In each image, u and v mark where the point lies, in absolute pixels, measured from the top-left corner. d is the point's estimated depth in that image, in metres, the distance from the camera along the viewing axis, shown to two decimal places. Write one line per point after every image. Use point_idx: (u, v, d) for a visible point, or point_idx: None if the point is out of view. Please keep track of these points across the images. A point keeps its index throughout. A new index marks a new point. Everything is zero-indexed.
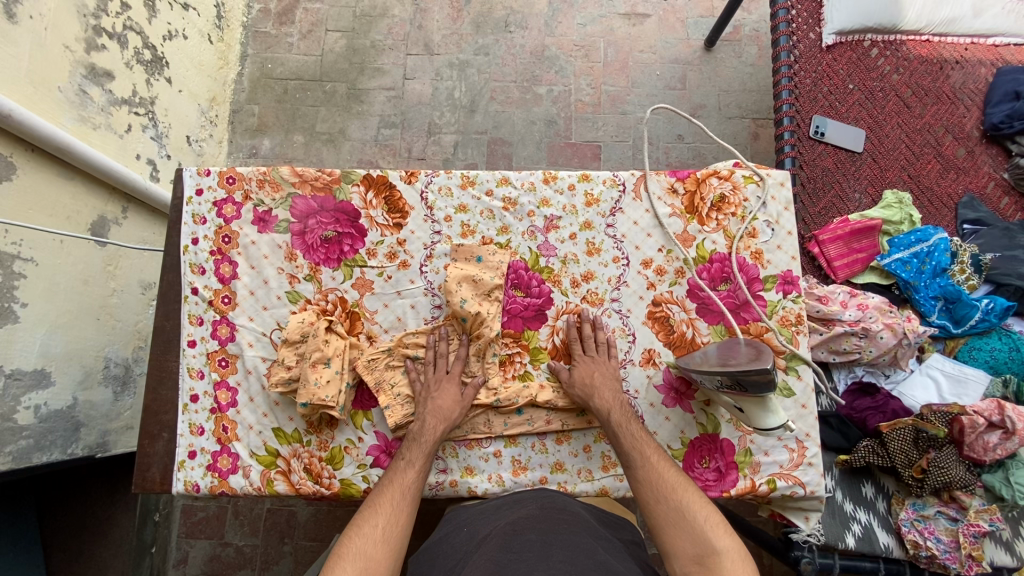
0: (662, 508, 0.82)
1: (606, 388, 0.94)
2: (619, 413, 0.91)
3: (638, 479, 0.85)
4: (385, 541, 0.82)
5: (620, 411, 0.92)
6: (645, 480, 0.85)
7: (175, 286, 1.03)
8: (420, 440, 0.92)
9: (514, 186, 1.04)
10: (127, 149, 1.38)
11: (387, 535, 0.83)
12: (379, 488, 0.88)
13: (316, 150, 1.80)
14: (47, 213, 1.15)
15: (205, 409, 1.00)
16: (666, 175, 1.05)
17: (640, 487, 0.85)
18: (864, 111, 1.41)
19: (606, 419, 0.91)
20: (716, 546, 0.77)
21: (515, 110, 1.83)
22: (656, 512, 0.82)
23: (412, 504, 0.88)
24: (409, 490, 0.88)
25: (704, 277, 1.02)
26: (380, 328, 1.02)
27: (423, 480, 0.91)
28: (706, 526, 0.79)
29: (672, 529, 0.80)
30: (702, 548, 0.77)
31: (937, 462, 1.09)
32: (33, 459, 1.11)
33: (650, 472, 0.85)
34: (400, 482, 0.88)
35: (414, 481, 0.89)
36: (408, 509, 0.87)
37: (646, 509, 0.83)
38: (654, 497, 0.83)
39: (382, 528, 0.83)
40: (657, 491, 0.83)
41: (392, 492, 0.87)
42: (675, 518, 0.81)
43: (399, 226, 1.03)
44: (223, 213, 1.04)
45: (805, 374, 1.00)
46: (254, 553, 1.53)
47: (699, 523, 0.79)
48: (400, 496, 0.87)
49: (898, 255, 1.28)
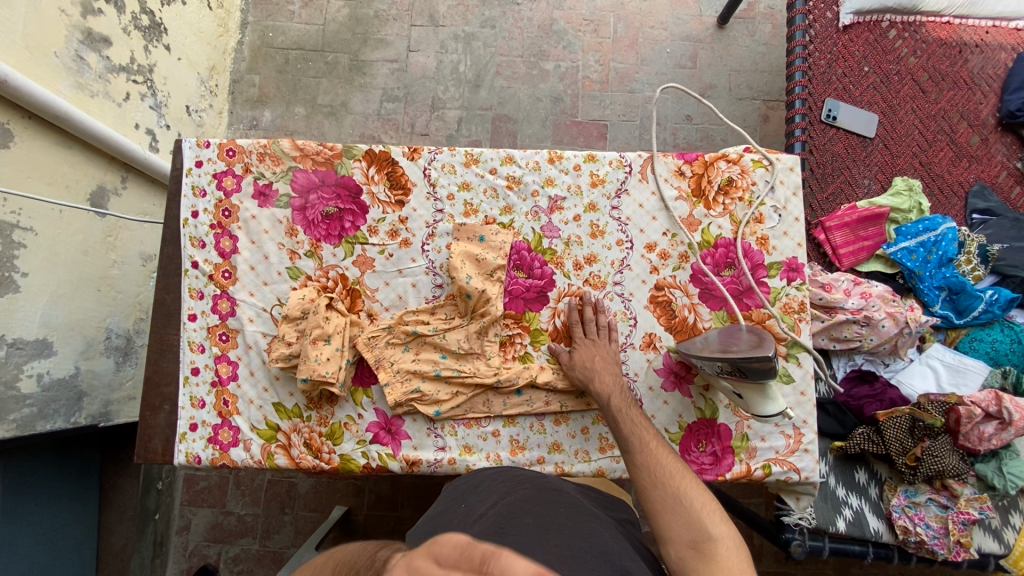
0: (658, 494, 0.80)
1: (607, 372, 0.94)
2: (618, 397, 0.91)
3: (636, 464, 0.84)
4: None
5: (620, 395, 0.91)
6: (642, 465, 0.84)
7: (175, 259, 1.03)
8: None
9: (519, 165, 1.03)
10: (126, 117, 1.35)
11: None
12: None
13: (318, 123, 1.77)
14: (46, 181, 1.14)
15: (206, 382, 1.01)
16: (674, 157, 1.03)
17: (638, 472, 0.83)
18: (878, 95, 1.38)
19: (606, 403, 0.91)
20: (712, 533, 0.75)
21: (521, 86, 1.79)
22: (652, 498, 0.80)
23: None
24: None
25: (709, 262, 1.01)
26: (381, 306, 1.01)
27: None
28: (703, 512, 0.77)
29: (668, 514, 0.78)
30: (698, 534, 0.75)
31: (931, 451, 1.11)
32: (37, 427, 1.13)
33: (649, 458, 0.84)
34: None
35: None
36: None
37: (642, 493, 0.82)
38: (652, 481, 0.81)
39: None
40: (654, 475, 0.82)
41: None
42: (672, 504, 0.79)
43: (401, 203, 1.02)
44: (223, 186, 1.03)
45: (805, 361, 1.00)
46: (256, 522, 1.56)
47: (697, 509, 0.77)
48: None
49: (905, 244, 1.27)
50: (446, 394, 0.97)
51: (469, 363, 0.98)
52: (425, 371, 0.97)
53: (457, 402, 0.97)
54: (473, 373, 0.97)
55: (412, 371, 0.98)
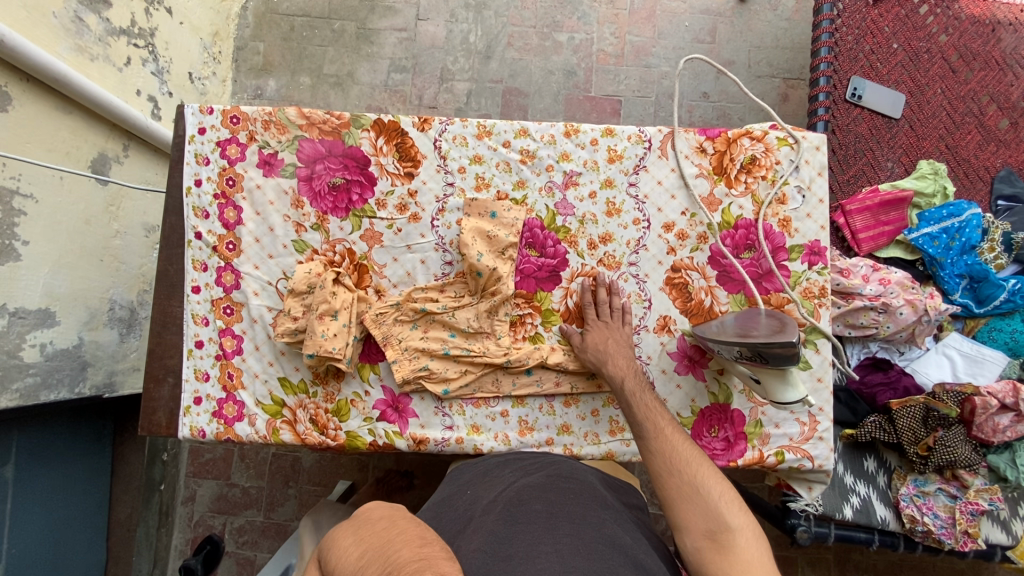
0: (674, 482, 0.79)
1: (620, 355, 0.91)
2: (632, 381, 0.89)
3: (651, 450, 0.83)
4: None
5: (634, 379, 0.89)
6: (657, 451, 0.82)
7: (178, 230, 1.00)
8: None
9: (534, 138, 0.99)
10: (127, 83, 1.31)
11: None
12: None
13: (324, 94, 1.72)
14: (46, 147, 1.10)
15: (210, 355, 0.99)
16: (696, 133, 0.99)
17: (653, 459, 0.82)
18: (906, 74, 1.32)
19: (620, 387, 0.89)
20: (730, 523, 0.74)
21: (534, 59, 1.73)
22: (668, 486, 0.79)
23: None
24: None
25: (728, 244, 0.98)
26: (388, 282, 0.99)
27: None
28: (721, 502, 0.75)
29: (684, 502, 0.76)
30: (715, 524, 0.74)
31: (944, 441, 1.09)
32: (40, 397, 1.12)
33: (664, 444, 0.82)
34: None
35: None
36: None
37: (657, 480, 0.80)
38: (667, 469, 0.80)
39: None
40: (669, 463, 0.80)
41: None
42: (688, 492, 0.77)
43: (411, 175, 0.99)
44: (227, 154, 0.99)
45: (823, 348, 0.97)
46: (260, 494, 1.57)
47: (714, 497, 0.76)
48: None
49: (927, 230, 1.23)
50: (455, 372, 0.95)
51: (479, 342, 0.96)
52: (434, 349, 0.95)
53: (465, 382, 0.95)
54: (483, 352, 0.95)
55: (421, 348, 0.96)
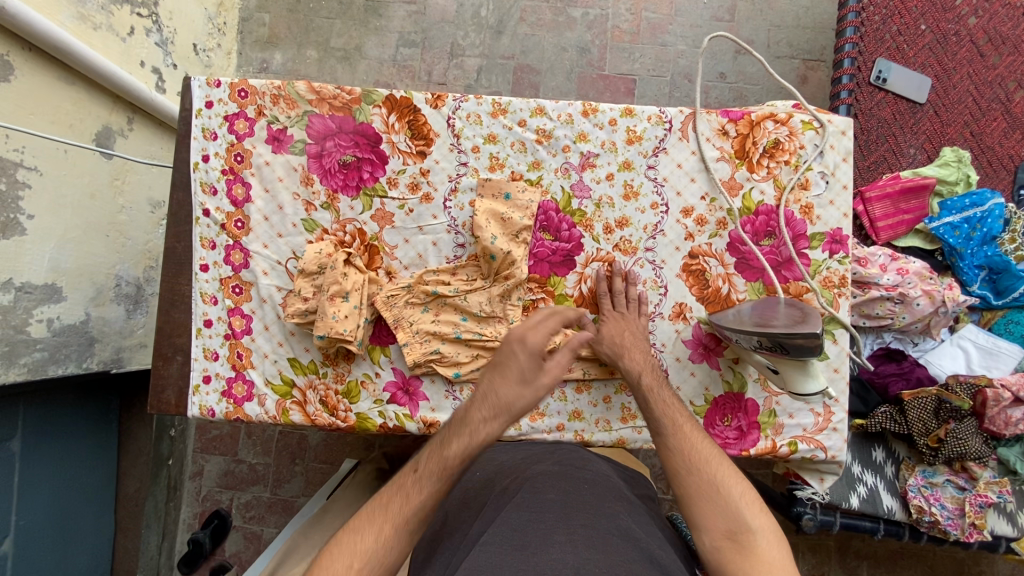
0: (694, 480, 0.77)
1: (636, 347, 0.90)
2: (649, 376, 0.87)
3: (669, 448, 0.81)
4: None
5: (651, 374, 0.88)
6: (676, 447, 0.80)
7: (186, 206, 0.98)
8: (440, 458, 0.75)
9: (550, 117, 0.96)
10: (131, 54, 1.27)
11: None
12: (379, 521, 0.72)
13: (330, 68, 1.68)
14: (50, 119, 1.08)
15: (219, 334, 0.98)
16: (718, 115, 0.96)
17: (671, 456, 0.80)
18: (933, 57, 1.28)
19: (637, 382, 0.87)
20: (750, 524, 0.73)
21: (547, 34, 1.67)
22: (687, 484, 0.77)
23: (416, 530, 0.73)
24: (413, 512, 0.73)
25: (748, 230, 0.96)
26: (400, 264, 0.97)
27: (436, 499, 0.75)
28: (741, 502, 0.75)
29: (702, 500, 0.76)
30: (735, 525, 0.73)
31: (956, 433, 1.08)
32: (48, 371, 1.12)
33: (683, 441, 0.80)
34: (399, 508, 0.73)
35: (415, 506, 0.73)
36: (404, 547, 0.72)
37: (675, 478, 0.79)
38: (687, 468, 0.78)
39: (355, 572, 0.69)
40: (689, 461, 0.79)
41: (386, 523, 0.72)
42: (707, 491, 0.76)
43: (423, 154, 0.96)
44: (235, 129, 0.97)
45: (841, 339, 0.96)
46: (267, 471, 1.58)
47: (735, 498, 0.75)
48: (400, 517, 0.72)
49: (949, 219, 1.20)
50: (466, 356, 0.94)
51: (491, 327, 0.94)
52: (445, 333, 0.94)
53: (477, 366, 0.94)
54: (495, 337, 0.93)
55: (433, 332, 0.94)
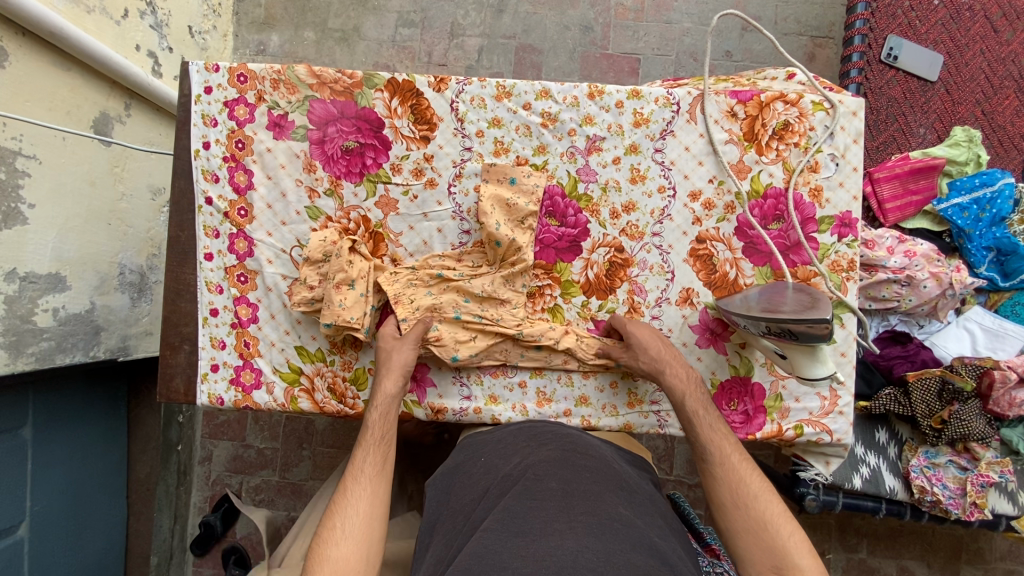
0: (741, 516, 0.79)
1: (677, 363, 0.90)
2: (693, 398, 0.87)
3: (715, 477, 0.83)
4: (353, 536, 0.78)
5: (695, 396, 0.88)
6: (724, 480, 0.82)
7: (188, 195, 0.97)
8: (369, 425, 0.87)
9: (556, 100, 0.94)
10: (125, 38, 1.24)
11: (350, 531, 0.78)
12: (343, 486, 0.83)
13: (329, 50, 1.64)
14: (47, 106, 1.07)
15: (225, 323, 0.98)
16: (727, 96, 0.94)
17: (718, 487, 0.82)
18: (946, 34, 1.25)
19: (681, 403, 0.88)
20: (798, 563, 0.74)
21: (548, 13, 1.64)
22: (734, 518, 0.79)
23: (373, 480, 0.83)
24: (366, 464, 0.84)
25: (756, 214, 0.94)
26: (405, 252, 0.97)
27: (384, 452, 0.86)
28: (790, 542, 0.75)
29: (749, 537, 0.77)
30: (782, 562, 0.74)
31: (960, 415, 1.08)
32: (56, 360, 1.13)
33: (730, 472, 0.82)
34: (354, 467, 0.84)
35: (367, 457, 0.85)
36: (370, 494, 0.82)
37: (721, 511, 0.81)
38: (733, 501, 0.80)
39: (340, 528, 0.78)
40: (735, 495, 0.80)
41: (349, 480, 0.83)
42: (755, 527, 0.77)
43: (426, 139, 0.95)
44: (235, 115, 0.95)
45: (849, 322, 0.96)
46: (275, 455, 1.58)
47: (784, 538, 0.76)
48: (359, 472, 0.83)
49: (958, 200, 1.19)
50: (465, 336, 0.93)
51: (494, 311, 0.94)
52: (445, 312, 0.93)
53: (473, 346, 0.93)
54: (496, 319, 0.93)
55: (436, 308, 0.93)
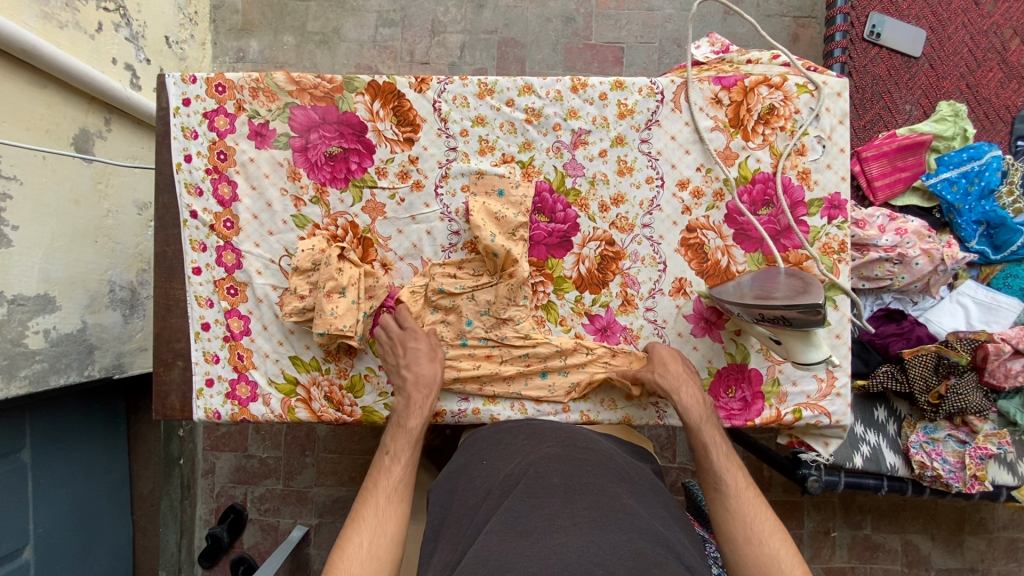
0: (753, 551, 0.79)
1: (692, 384, 0.90)
2: (700, 415, 0.89)
3: (728, 509, 0.83)
4: (380, 556, 0.78)
5: (704, 417, 0.89)
6: (738, 516, 0.82)
7: (172, 209, 0.96)
8: (407, 441, 0.89)
9: (538, 95, 0.93)
10: (101, 51, 1.22)
11: (376, 550, 0.79)
12: (371, 501, 0.84)
13: (309, 54, 1.63)
14: (25, 125, 1.05)
15: (218, 337, 0.97)
16: (710, 83, 0.94)
17: (733, 523, 0.82)
18: (928, 9, 1.25)
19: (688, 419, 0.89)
20: None
21: (529, 5, 1.62)
22: (744, 554, 0.79)
23: (404, 500, 0.85)
24: (401, 483, 0.86)
25: (745, 200, 0.94)
26: (394, 255, 0.96)
27: (413, 472, 0.88)
28: None
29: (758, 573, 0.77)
30: None
31: (956, 389, 1.08)
32: (50, 382, 1.12)
33: (744, 508, 0.83)
34: (387, 483, 0.85)
35: (402, 476, 0.86)
36: (400, 515, 0.83)
37: (730, 544, 0.81)
38: (745, 537, 0.80)
39: (367, 545, 0.79)
40: (749, 531, 0.81)
41: (381, 496, 0.84)
42: (767, 564, 0.77)
43: (411, 141, 0.94)
44: (215, 125, 0.94)
45: (841, 304, 0.96)
46: (278, 464, 1.57)
47: None
48: (394, 491, 0.85)
49: (946, 175, 1.18)
50: (467, 363, 0.94)
51: (497, 331, 0.94)
52: (449, 339, 0.95)
53: (479, 373, 0.94)
54: (501, 340, 0.94)
55: (444, 337, 0.95)
